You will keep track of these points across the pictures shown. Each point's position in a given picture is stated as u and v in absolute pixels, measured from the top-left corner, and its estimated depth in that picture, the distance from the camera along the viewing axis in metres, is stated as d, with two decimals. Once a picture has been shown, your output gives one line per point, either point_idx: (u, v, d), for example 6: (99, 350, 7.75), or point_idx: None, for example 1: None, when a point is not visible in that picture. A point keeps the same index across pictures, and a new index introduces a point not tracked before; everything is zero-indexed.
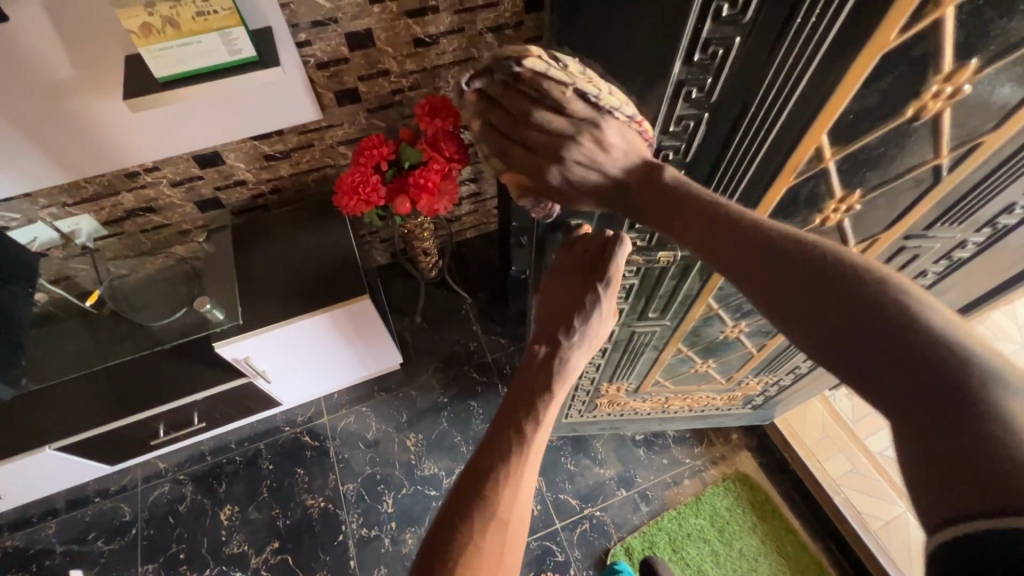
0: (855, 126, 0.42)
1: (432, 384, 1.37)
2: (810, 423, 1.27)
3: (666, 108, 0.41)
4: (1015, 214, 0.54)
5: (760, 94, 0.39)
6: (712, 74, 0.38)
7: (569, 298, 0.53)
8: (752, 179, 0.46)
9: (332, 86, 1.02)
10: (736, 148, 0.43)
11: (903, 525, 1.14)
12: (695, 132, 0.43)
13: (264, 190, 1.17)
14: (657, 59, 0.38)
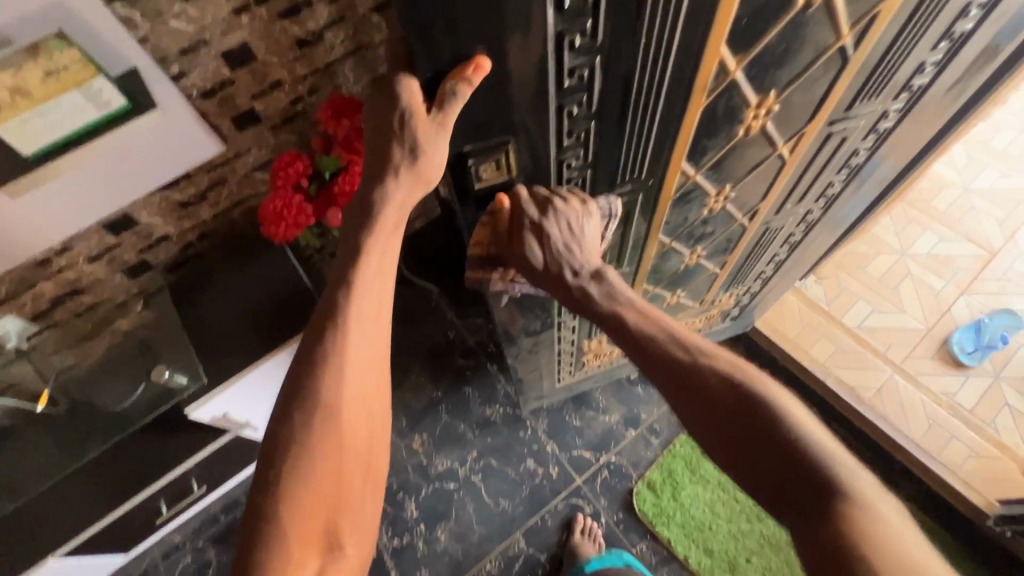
0: (752, 29, 0.40)
1: (423, 382, 1.35)
2: (788, 317, 1.26)
3: (553, 64, 0.36)
4: (927, 72, 0.54)
5: (647, 23, 0.36)
6: (591, 15, 0.34)
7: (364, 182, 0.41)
8: (667, 109, 0.43)
9: (227, 113, 0.96)
10: (639, 84, 0.40)
11: (894, 388, 1.18)
12: (594, 81, 0.39)
13: (191, 238, 1.11)
14: (532, 17, 0.33)
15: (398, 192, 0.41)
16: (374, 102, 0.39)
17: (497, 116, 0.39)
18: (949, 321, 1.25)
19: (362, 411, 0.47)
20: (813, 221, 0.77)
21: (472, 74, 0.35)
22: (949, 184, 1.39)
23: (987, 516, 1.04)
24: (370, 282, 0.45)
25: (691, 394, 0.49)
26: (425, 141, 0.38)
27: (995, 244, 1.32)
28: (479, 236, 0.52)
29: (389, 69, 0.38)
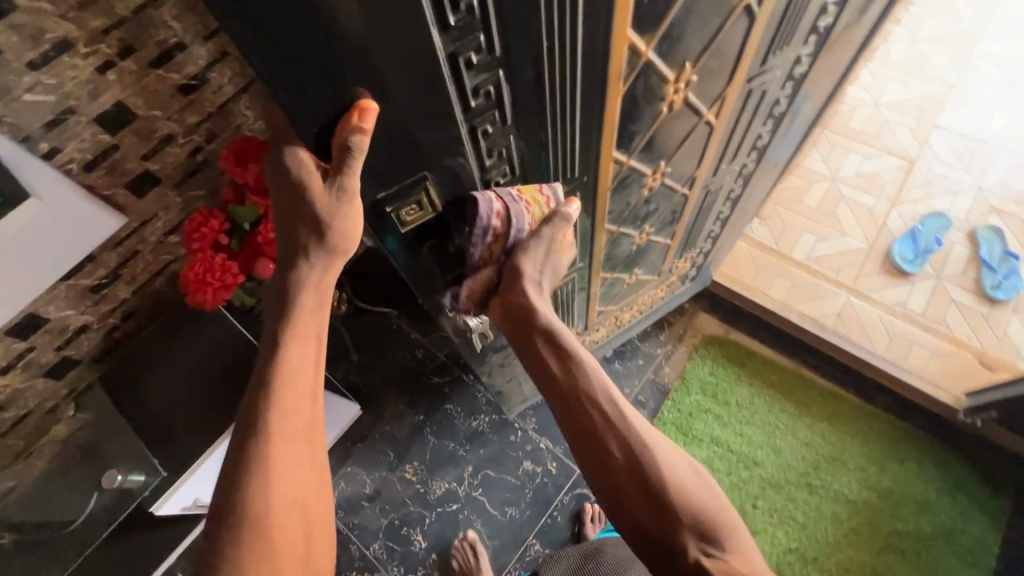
0: (655, 8, 0.37)
1: (402, 410, 1.31)
2: (742, 263, 1.29)
3: (454, 87, 0.33)
4: (830, 12, 0.53)
5: (546, 26, 0.33)
6: (483, 28, 0.31)
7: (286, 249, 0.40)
8: (586, 106, 0.41)
9: (119, 181, 0.87)
10: (550, 88, 0.37)
11: (851, 310, 1.22)
12: (502, 95, 0.35)
13: (114, 320, 1.01)
14: (419, 44, 0.29)
15: (316, 272, 0.40)
16: (274, 173, 0.37)
17: (408, 153, 0.35)
18: (887, 234, 1.30)
19: (298, 523, 0.42)
20: (749, 173, 0.77)
21: (358, 124, 0.31)
22: (861, 103, 1.44)
23: (957, 410, 1.10)
24: (297, 379, 0.42)
25: (599, 460, 0.53)
26: (329, 215, 0.36)
27: (913, 152, 1.38)
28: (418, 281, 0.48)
29: (277, 139, 0.35)
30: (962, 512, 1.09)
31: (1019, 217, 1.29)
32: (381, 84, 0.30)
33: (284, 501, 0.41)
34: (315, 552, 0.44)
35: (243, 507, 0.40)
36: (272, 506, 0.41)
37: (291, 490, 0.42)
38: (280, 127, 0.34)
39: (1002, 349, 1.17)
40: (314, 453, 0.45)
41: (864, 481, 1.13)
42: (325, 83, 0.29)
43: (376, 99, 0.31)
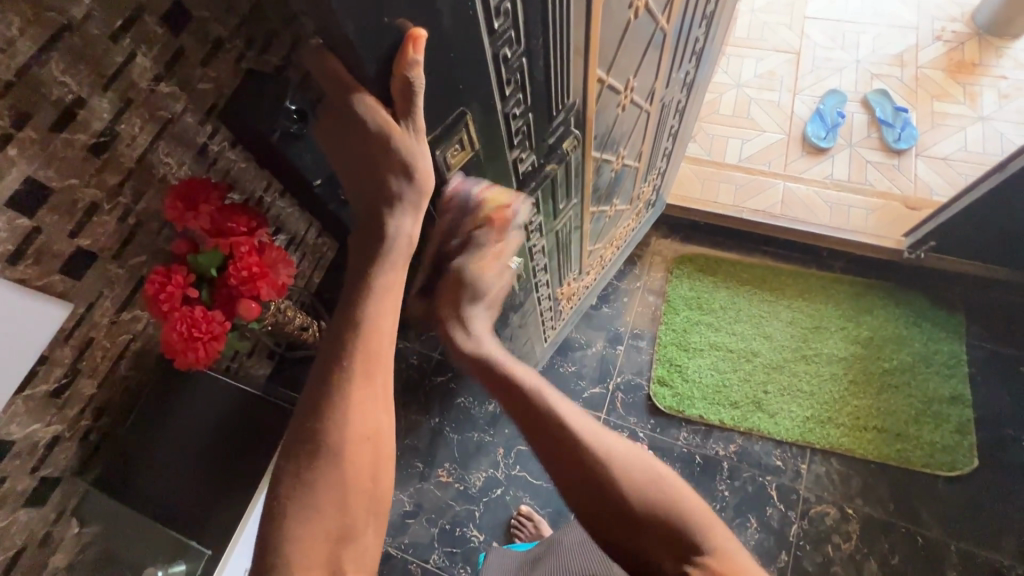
0: None
1: (416, 419, 1.29)
2: (686, 182, 1.37)
3: (481, 7, 0.33)
4: None
5: None
6: None
7: (369, 207, 0.38)
8: (578, 16, 0.42)
9: (52, 267, 0.78)
10: (553, 1, 0.38)
11: (791, 194, 1.34)
12: (517, 13, 0.36)
13: (87, 421, 0.91)
14: None
15: (406, 223, 0.39)
16: (339, 128, 0.35)
17: (443, 90, 0.35)
18: (798, 121, 1.43)
19: (371, 459, 0.41)
20: (689, 81, 0.81)
21: (413, 59, 0.31)
22: (739, 14, 1.56)
23: (901, 251, 1.24)
24: (381, 320, 0.41)
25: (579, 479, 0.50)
26: (409, 160, 0.36)
27: (796, 45, 1.52)
28: (458, 230, 0.50)
29: (336, 91, 0.33)
30: (930, 335, 1.24)
31: (896, 77, 1.45)
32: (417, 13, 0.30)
33: (354, 436, 0.40)
34: (384, 489, 0.42)
35: (322, 433, 0.39)
36: (344, 438, 0.40)
37: (364, 426, 0.41)
38: (339, 77, 0.32)
39: (918, 190, 1.32)
40: (390, 399, 0.43)
41: (847, 337, 1.25)
42: (368, 24, 0.29)
43: (412, 33, 0.31)
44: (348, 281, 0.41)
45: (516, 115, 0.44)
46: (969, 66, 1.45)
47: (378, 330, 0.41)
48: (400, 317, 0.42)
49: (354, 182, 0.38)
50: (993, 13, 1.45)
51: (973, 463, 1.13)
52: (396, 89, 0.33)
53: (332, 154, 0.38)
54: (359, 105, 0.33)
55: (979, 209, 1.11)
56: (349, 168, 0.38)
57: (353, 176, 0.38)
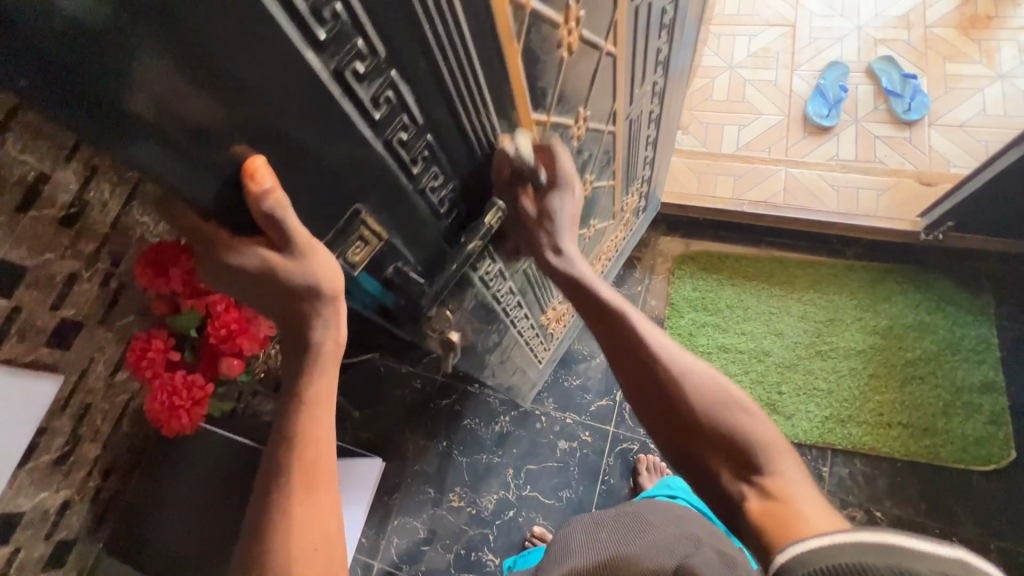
0: None
1: (423, 443, 1.28)
2: (681, 178, 1.32)
3: (351, 107, 0.29)
4: None
5: (423, 16, 0.29)
6: (357, 32, 0.26)
7: (282, 319, 0.37)
8: (490, 80, 0.38)
9: (39, 341, 0.78)
10: (451, 73, 0.33)
11: (794, 180, 1.26)
12: (403, 96, 0.31)
13: (95, 481, 0.94)
14: (296, 81, 0.25)
15: (319, 331, 0.37)
16: (223, 278, 0.33)
17: (327, 193, 0.32)
18: (798, 99, 1.34)
19: (323, 567, 0.39)
20: (660, 89, 0.76)
21: (256, 188, 0.27)
22: None
23: (917, 233, 1.16)
24: (314, 429, 0.39)
25: (666, 410, 0.51)
26: (304, 280, 0.32)
27: (790, 16, 1.43)
28: (390, 314, 0.46)
29: (200, 244, 0.31)
30: (956, 319, 1.16)
31: (903, 40, 1.35)
32: (266, 133, 0.26)
33: (302, 545, 0.38)
34: None
35: (267, 554, 0.37)
36: (293, 549, 0.38)
37: (312, 534, 0.38)
38: (198, 231, 0.30)
39: (933, 162, 1.23)
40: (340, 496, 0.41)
41: (865, 329, 1.18)
42: (195, 160, 0.25)
43: (261, 152, 0.27)
44: (282, 392, 0.39)
45: (436, 189, 0.40)
46: (984, 19, 1.33)
47: (317, 436, 0.39)
48: (337, 418, 0.40)
49: (263, 308, 0.36)
50: None
51: (1010, 456, 1.05)
52: (260, 221, 0.29)
53: (220, 289, 0.36)
54: (224, 251, 0.30)
55: (1001, 182, 1.01)
56: (244, 296, 0.35)
57: (250, 301, 0.36)
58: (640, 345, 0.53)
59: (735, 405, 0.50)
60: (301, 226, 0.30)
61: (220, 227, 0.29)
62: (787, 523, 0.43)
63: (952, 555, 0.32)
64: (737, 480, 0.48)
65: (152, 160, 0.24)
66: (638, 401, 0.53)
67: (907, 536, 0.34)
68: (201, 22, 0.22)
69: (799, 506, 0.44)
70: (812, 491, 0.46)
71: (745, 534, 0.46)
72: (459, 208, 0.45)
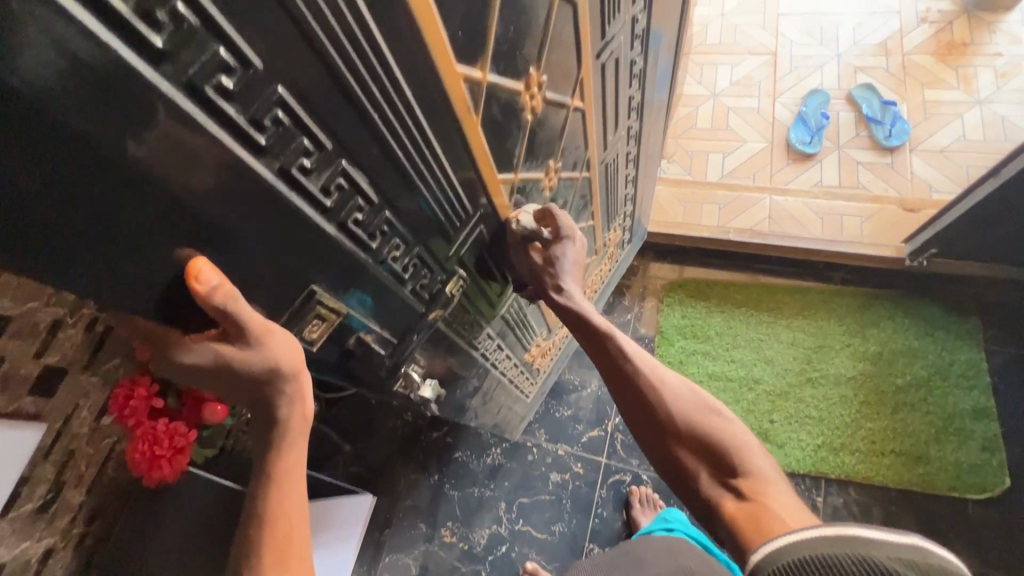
0: (473, 39, 0.34)
1: (414, 477, 1.27)
2: (667, 206, 1.33)
3: (301, 200, 0.29)
4: None
5: (368, 109, 0.29)
6: (301, 132, 0.27)
7: (246, 403, 0.36)
8: (449, 152, 0.39)
9: (23, 390, 0.74)
10: (404, 153, 0.34)
11: (779, 207, 1.27)
12: (357, 181, 0.32)
13: (76, 529, 0.88)
14: (241, 185, 0.26)
15: (284, 411, 0.36)
16: (182, 373, 0.33)
17: (279, 282, 0.32)
18: (781, 126, 1.36)
19: None
20: (636, 131, 0.78)
21: (203, 288, 0.27)
22: (709, 19, 1.52)
23: (902, 259, 1.17)
24: (287, 507, 0.38)
25: (648, 421, 0.54)
26: (262, 364, 0.32)
27: (771, 45, 1.45)
28: (356, 375, 0.46)
29: (154, 345, 0.31)
30: (946, 345, 1.16)
31: (882, 67, 1.37)
32: (211, 237, 0.27)
33: None
34: None
35: None
36: None
37: None
38: (151, 334, 0.29)
39: (916, 188, 1.24)
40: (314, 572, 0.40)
41: (855, 355, 1.18)
42: (140, 263, 0.26)
43: (207, 252, 0.27)
44: (253, 471, 0.39)
45: (400, 257, 0.40)
46: (961, 46, 1.36)
47: (288, 514, 0.38)
48: (307, 493, 0.39)
49: (226, 395, 0.36)
50: None
51: (1004, 484, 1.04)
52: (213, 316, 0.29)
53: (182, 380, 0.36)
54: (178, 348, 0.30)
55: (982, 212, 1.02)
56: (205, 387, 0.35)
57: (213, 390, 0.35)
58: (624, 361, 0.56)
59: (712, 417, 0.52)
60: (255, 315, 0.30)
61: (172, 325, 0.29)
62: (761, 518, 0.45)
63: (903, 542, 0.36)
64: (714, 487, 0.50)
65: (93, 273, 0.24)
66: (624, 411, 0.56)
67: (865, 527, 0.38)
68: (138, 146, 0.22)
69: (770, 504, 0.46)
70: (787, 492, 0.48)
71: (726, 538, 0.47)
72: (426, 272, 0.45)
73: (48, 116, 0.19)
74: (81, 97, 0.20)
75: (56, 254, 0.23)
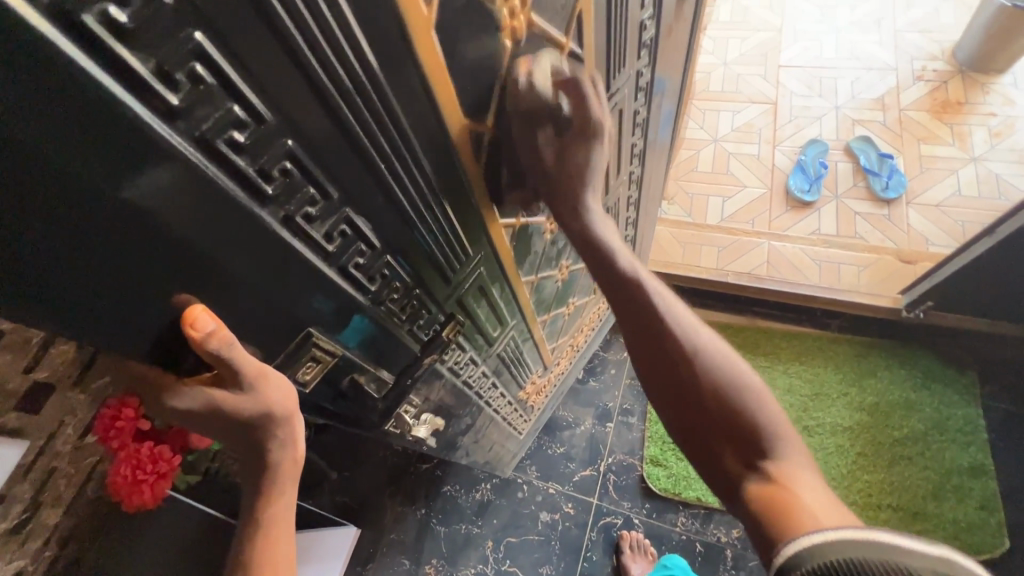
0: (480, 94, 0.35)
1: (401, 511, 1.24)
2: (667, 246, 1.34)
3: (303, 246, 0.30)
4: (649, 25, 0.55)
5: (374, 158, 0.30)
6: (308, 181, 0.28)
7: (236, 445, 0.36)
8: (452, 198, 0.39)
9: (8, 405, 0.74)
10: (408, 199, 0.35)
11: (777, 253, 1.29)
12: (360, 228, 0.33)
13: (51, 553, 0.84)
14: (244, 234, 0.26)
15: (273, 454, 0.36)
16: (173, 416, 0.33)
17: (274, 325, 0.32)
18: (780, 173, 1.39)
19: None
20: (638, 175, 0.79)
21: (199, 336, 0.27)
22: (712, 67, 1.57)
23: (899, 310, 1.17)
24: (275, 548, 0.38)
25: (675, 388, 0.45)
26: (254, 408, 0.32)
27: (771, 94, 1.50)
28: (346, 413, 0.46)
29: (145, 389, 0.30)
30: (942, 399, 1.15)
31: (878, 121, 1.41)
32: (210, 285, 0.27)
33: None
34: None
35: None
36: None
37: None
38: (145, 378, 0.29)
39: (912, 241, 1.26)
40: None
41: (851, 405, 1.17)
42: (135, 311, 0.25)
43: (204, 297, 0.27)
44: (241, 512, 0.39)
45: (397, 299, 0.41)
46: (955, 105, 1.40)
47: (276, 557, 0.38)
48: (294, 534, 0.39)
49: (215, 436, 0.35)
50: (974, 49, 1.41)
51: (1003, 546, 1.02)
52: (208, 362, 0.29)
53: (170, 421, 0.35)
54: (168, 394, 0.30)
55: (979, 268, 1.03)
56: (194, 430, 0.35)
57: (202, 433, 0.35)
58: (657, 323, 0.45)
59: (748, 387, 0.44)
60: (251, 361, 0.30)
61: (165, 369, 0.29)
62: (790, 509, 0.39)
63: (938, 554, 0.31)
64: (741, 463, 0.43)
65: (90, 322, 0.24)
66: (642, 366, 0.47)
67: (891, 533, 0.33)
68: (153, 201, 0.22)
69: (802, 494, 0.39)
70: (815, 475, 0.42)
71: (745, 520, 0.42)
72: (424, 313, 0.45)
73: (71, 173, 0.20)
74: (106, 154, 0.20)
75: (61, 304, 0.23)
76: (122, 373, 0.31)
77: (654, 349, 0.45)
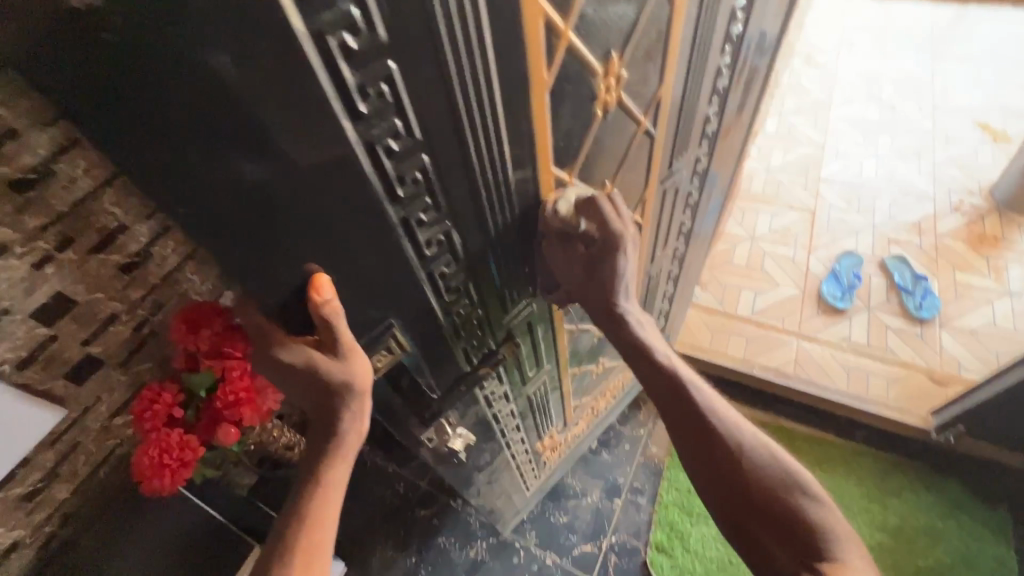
0: (568, 147, 0.41)
1: (391, 556, 1.20)
2: (696, 330, 1.36)
3: (407, 244, 0.35)
4: (712, 119, 0.63)
5: (479, 179, 0.36)
6: (428, 192, 0.33)
7: (313, 410, 0.40)
8: (524, 228, 0.45)
9: (57, 373, 0.74)
10: (492, 224, 0.41)
11: (806, 354, 1.29)
12: (453, 241, 0.38)
13: (50, 528, 0.85)
14: (364, 221, 0.32)
15: (342, 423, 0.40)
16: (270, 371, 0.37)
17: (362, 312, 0.36)
18: (814, 278, 1.42)
19: None
20: (681, 253, 0.85)
21: (318, 299, 0.32)
22: (755, 172, 1.66)
23: (929, 431, 1.14)
24: (324, 513, 0.40)
25: (727, 489, 0.53)
26: (339, 375, 0.36)
27: (810, 203, 1.57)
28: (390, 415, 0.49)
29: (255, 342, 0.35)
30: (971, 533, 1.09)
31: (914, 243, 1.46)
32: (334, 261, 0.32)
33: None
34: None
35: None
36: None
37: None
38: (263, 330, 0.35)
39: (945, 363, 1.25)
40: None
41: (873, 523, 1.12)
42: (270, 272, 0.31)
43: (330, 271, 0.32)
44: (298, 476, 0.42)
45: (459, 312, 0.44)
46: (991, 239, 1.45)
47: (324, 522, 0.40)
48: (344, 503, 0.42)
49: (297, 397, 0.40)
50: (1010, 191, 1.47)
51: None
52: (315, 323, 0.34)
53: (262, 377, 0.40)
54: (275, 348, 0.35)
55: (1013, 399, 1.01)
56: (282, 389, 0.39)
57: (287, 392, 0.39)
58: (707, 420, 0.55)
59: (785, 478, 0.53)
60: (349, 332, 0.34)
61: (279, 325, 0.34)
62: None
63: None
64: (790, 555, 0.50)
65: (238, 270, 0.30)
66: (697, 467, 0.55)
67: None
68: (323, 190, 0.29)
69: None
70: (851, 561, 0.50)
71: None
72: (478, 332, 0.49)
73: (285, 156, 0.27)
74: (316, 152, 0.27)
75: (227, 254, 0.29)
76: (241, 326, 0.37)
77: (701, 445, 0.54)
